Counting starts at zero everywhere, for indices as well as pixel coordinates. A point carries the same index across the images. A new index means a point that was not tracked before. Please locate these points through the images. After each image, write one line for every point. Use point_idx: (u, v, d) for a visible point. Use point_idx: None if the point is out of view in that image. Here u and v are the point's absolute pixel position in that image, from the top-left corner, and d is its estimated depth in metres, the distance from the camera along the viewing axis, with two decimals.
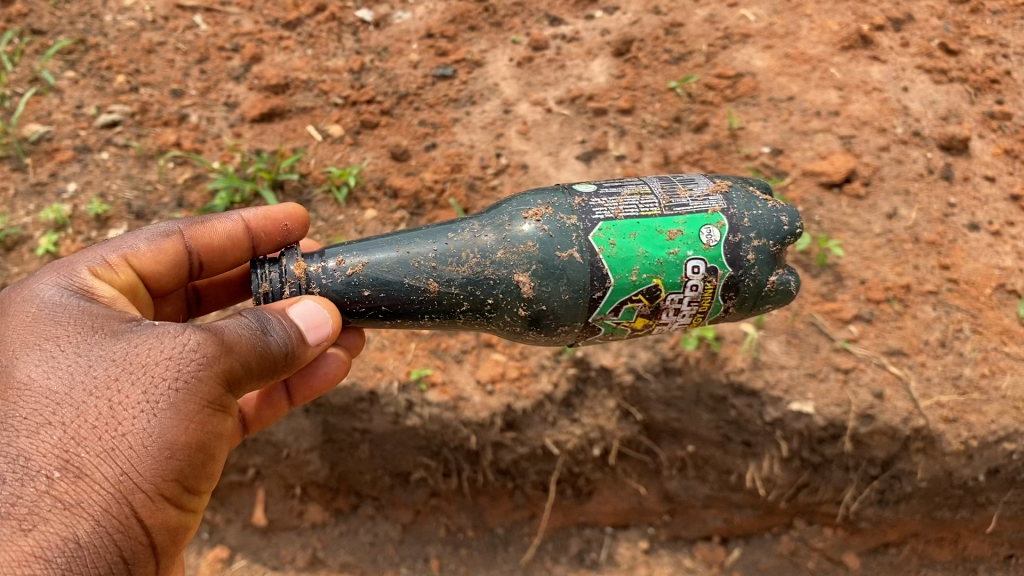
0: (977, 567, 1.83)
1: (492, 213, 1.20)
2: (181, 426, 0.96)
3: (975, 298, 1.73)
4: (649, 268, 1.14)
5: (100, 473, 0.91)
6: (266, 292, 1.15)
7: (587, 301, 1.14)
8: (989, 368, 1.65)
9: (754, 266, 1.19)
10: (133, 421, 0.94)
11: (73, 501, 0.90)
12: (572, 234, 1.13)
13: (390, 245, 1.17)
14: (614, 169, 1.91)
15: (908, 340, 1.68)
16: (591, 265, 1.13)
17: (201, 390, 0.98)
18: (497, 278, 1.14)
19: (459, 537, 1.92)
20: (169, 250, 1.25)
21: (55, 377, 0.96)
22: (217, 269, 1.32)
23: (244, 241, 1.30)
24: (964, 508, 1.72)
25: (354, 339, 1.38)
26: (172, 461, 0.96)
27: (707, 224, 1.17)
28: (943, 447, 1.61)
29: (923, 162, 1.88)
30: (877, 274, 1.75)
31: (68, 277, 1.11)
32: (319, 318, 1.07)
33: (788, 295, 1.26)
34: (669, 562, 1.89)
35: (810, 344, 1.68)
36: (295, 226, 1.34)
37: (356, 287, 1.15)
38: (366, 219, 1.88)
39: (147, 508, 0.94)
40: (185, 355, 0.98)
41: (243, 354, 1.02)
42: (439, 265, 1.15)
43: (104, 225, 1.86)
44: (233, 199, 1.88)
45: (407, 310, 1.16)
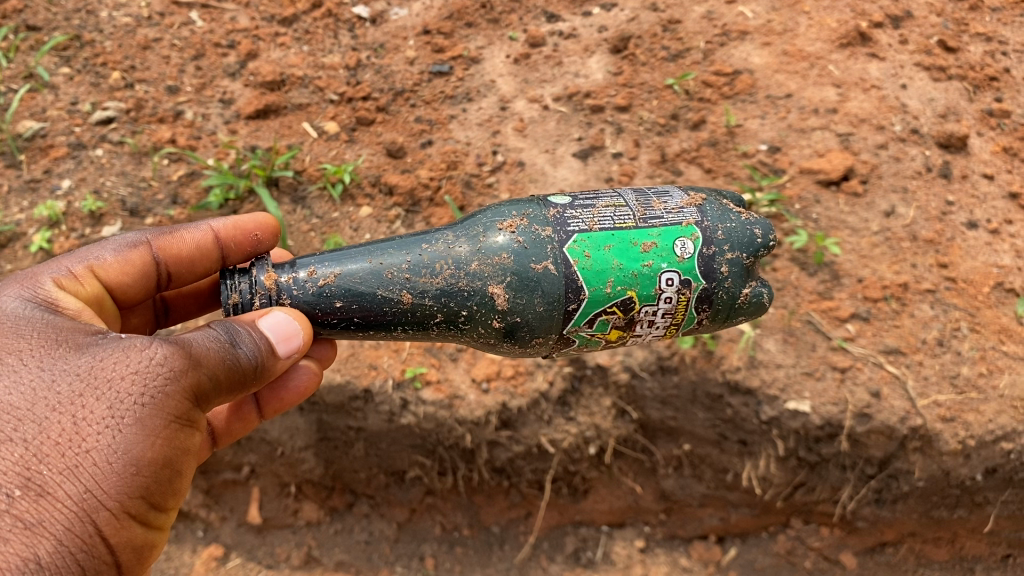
0: (974, 566, 1.83)
1: (467, 224, 1.19)
2: (147, 442, 0.96)
3: (973, 297, 1.72)
4: (623, 281, 1.14)
5: (63, 491, 0.91)
6: (235, 303, 1.13)
7: (561, 313, 1.14)
8: (987, 367, 1.64)
9: (728, 279, 1.20)
10: (97, 438, 0.93)
11: (35, 520, 0.89)
12: (547, 246, 1.13)
13: (363, 256, 1.16)
14: (611, 166, 1.90)
15: (906, 339, 1.67)
16: (566, 277, 1.12)
17: (168, 406, 0.97)
18: (471, 290, 1.13)
19: (454, 536, 1.91)
20: (137, 261, 1.24)
21: (16, 391, 0.95)
22: (186, 280, 1.30)
23: (213, 252, 1.29)
24: (961, 508, 1.71)
25: (326, 351, 1.34)
26: (138, 478, 0.95)
27: (681, 237, 1.17)
28: (940, 447, 1.60)
29: (921, 159, 1.87)
30: (874, 272, 1.74)
31: (32, 288, 1.09)
32: (290, 330, 1.07)
33: (760, 308, 1.27)
34: (665, 561, 1.88)
35: (806, 342, 1.68)
36: (265, 236, 1.33)
37: (328, 299, 1.13)
38: (362, 216, 1.87)
39: (111, 526, 0.94)
40: (152, 370, 0.97)
41: (211, 367, 1.02)
42: (413, 276, 1.14)
43: (98, 222, 1.85)
44: (227, 196, 1.87)
45: (380, 322, 1.15)
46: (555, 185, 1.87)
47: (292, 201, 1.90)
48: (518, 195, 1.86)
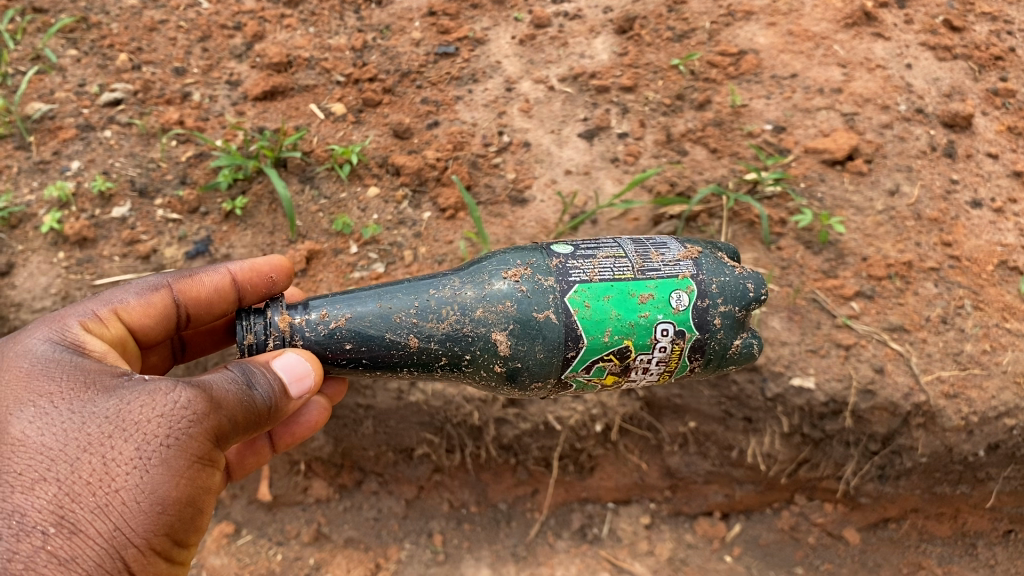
0: (976, 541, 1.85)
1: (472, 270, 1.28)
2: (172, 482, 1.04)
3: (977, 276, 1.73)
4: (620, 330, 1.22)
5: (94, 529, 0.98)
6: (251, 343, 1.21)
7: (560, 359, 1.22)
8: (991, 344, 1.66)
9: (720, 330, 1.28)
10: (125, 478, 1.01)
11: (68, 557, 0.96)
12: (549, 296, 1.21)
13: (372, 299, 1.24)
14: (616, 147, 1.92)
15: (910, 317, 1.68)
16: (566, 326, 1.20)
17: (191, 447, 1.05)
18: (475, 335, 1.21)
19: (462, 513, 1.93)
20: (158, 303, 1.34)
21: (50, 434, 1.03)
22: (203, 318, 1.41)
23: (230, 293, 1.40)
24: (964, 483, 1.74)
25: (336, 388, 1.49)
26: (163, 516, 1.03)
27: (677, 289, 1.25)
28: (944, 423, 1.63)
29: (926, 139, 1.88)
30: (878, 251, 1.74)
31: (60, 331, 1.19)
32: (301, 370, 1.14)
33: (750, 357, 1.37)
34: (671, 538, 1.90)
35: (811, 320, 1.69)
36: (279, 277, 1.44)
37: (338, 340, 1.21)
38: (370, 196, 1.88)
39: (138, 562, 1.01)
40: (177, 413, 1.05)
41: (230, 409, 1.10)
42: (420, 321, 1.22)
43: (107, 203, 1.86)
44: (236, 176, 1.86)
45: (386, 362, 1.24)
46: (560, 166, 1.91)
47: (300, 181, 1.90)
48: (524, 176, 1.89)
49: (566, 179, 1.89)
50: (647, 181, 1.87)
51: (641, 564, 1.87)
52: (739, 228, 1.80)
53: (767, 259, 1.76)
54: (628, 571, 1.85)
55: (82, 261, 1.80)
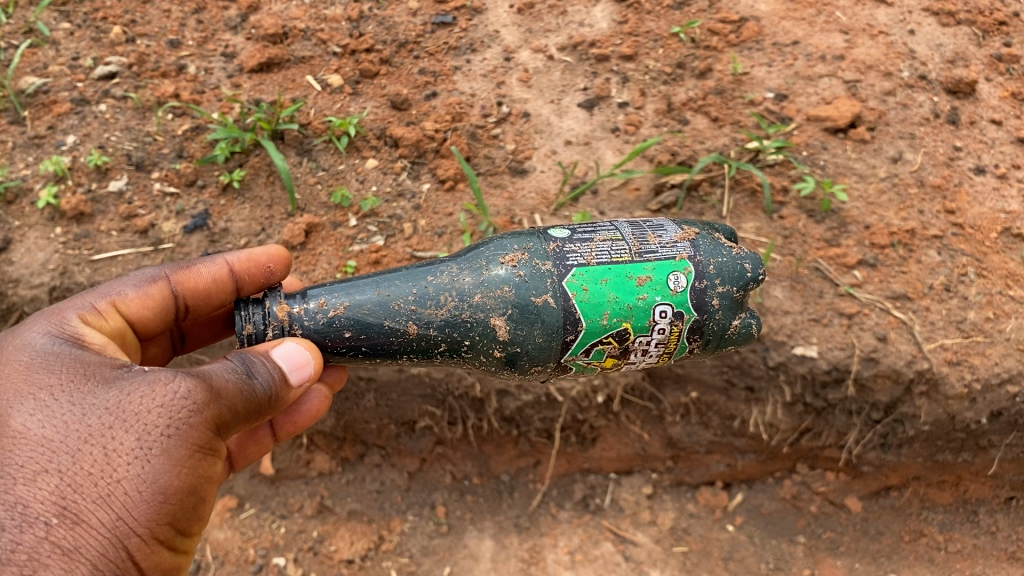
0: (977, 509, 1.86)
1: (470, 256, 1.27)
2: (174, 471, 1.04)
3: (980, 243, 1.72)
4: (619, 312, 1.22)
5: (97, 519, 0.99)
6: (250, 334, 1.20)
7: (560, 343, 1.22)
8: (994, 311, 1.65)
9: (718, 311, 1.28)
10: (127, 468, 1.02)
11: (71, 547, 0.97)
12: (547, 280, 1.21)
13: (370, 287, 1.24)
14: (617, 117, 1.90)
15: (913, 285, 1.67)
16: (565, 310, 1.20)
17: (192, 437, 1.05)
18: (474, 321, 1.20)
19: (464, 484, 1.94)
20: (156, 295, 1.32)
21: (50, 425, 1.03)
22: (202, 311, 1.39)
23: (228, 283, 1.38)
24: (966, 451, 1.74)
25: (337, 375, 1.47)
26: (165, 506, 1.03)
27: (674, 271, 1.26)
28: (946, 390, 1.63)
29: (929, 106, 1.87)
30: (881, 219, 1.73)
31: (59, 325, 1.17)
32: (300, 359, 1.13)
33: (749, 337, 1.37)
34: (672, 508, 1.90)
35: (813, 289, 1.68)
36: (277, 267, 1.42)
37: (337, 329, 1.20)
38: (368, 168, 1.86)
39: (142, 551, 1.02)
40: (177, 403, 1.05)
41: (230, 399, 1.09)
42: (419, 308, 1.21)
43: (104, 176, 1.84)
44: (233, 149, 1.85)
45: (386, 350, 1.23)
46: (560, 136, 1.89)
47: (298, 153, 1.87)
48: (524, 147, 1.87)
49: (566, 149, 1.87)
50: (648, 151, 1.85)
51: (643, 534, 1.87)
52: (741, 197, 1.79)
53: (770, 228, 1.75)
54: (630, 541, 1.86)
55: (80, 236, 1.78)
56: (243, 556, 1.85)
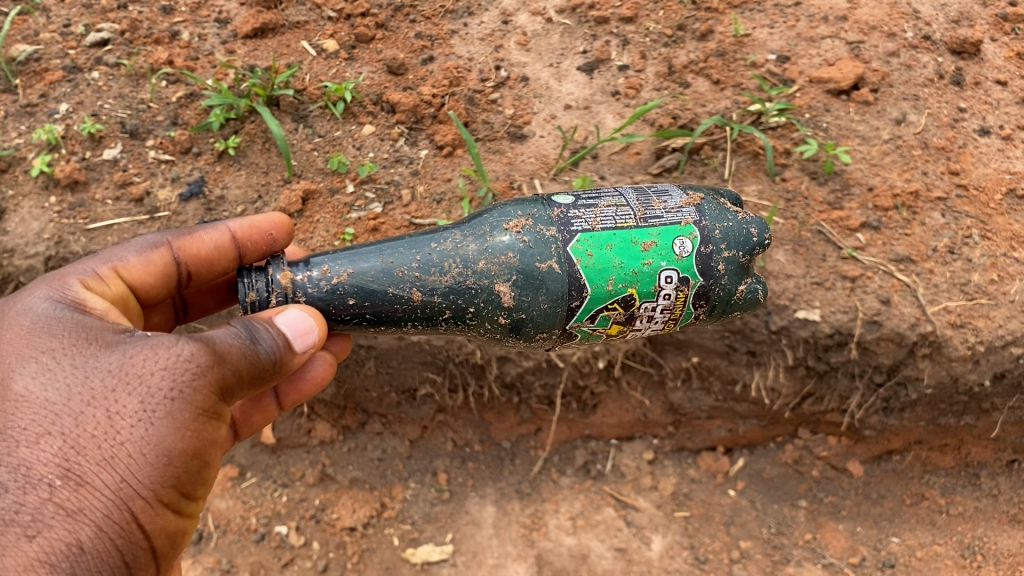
0: (979, 472, 1.86)
1: (474, 223, 1.26)
2: (178, 434, 1.02)
3: (985, 205, 1.71)
4: (624, 278, 1.22)
5: (101, 481, 0.98)
6: (253, 301, 1.19)
7: (565, 310, 1.22)
8: (998, 274, 1.64)
9: (724, 277, 1.28)
10: (130, 431, 1.00)
11: (75, 509, 0.96)
12: (552, 246, 1.21)
13: (374, 255, 1.22)
14: (617, 80, 1.88)
15: (916, 247, 1.66)
16: (569, 276, 1.20)
17: (195, 400, 1.03)
18: (479, 288, 1.19)
19: (466, 452, 1.94)
20: (159, 261, 1.31)
21: (53, 388, 1.01)
22: (204, 278, 1.38)
23: (230, 250, 1.36)
24: (968, 414, 1.74)
25: (342, 344, 1.44)
26: (169, 468, 1.02)
27: (679, 237, 1.25)
28: (950, 353, 1.62)
29: (933, 67, 1.85)
30: (885, 181, 1.71)
31: (60, 290, 1.15)
32: (305, 325, 1.12)
33: (755, 303, 1.37)
34: (674, 473, 1.91)
35: (816, 253, 1.66)
36: (279, 234, 1.39)
37: (341, 296, 1.19)
38: (365, 134, 1.83)
39: (146, 513, 1.01)
40: (180, 366, 1.03)
41: (234, 363, 1.07)
42: (423, 275, 1.20)
43: (98, 145, 1.82)
44: (228, 115, 1.82)
45: (390, 318, 1.21)
46: (560, 100, 1.87)
47: (294, 119, 1.84)
48: (523, 112, 1.85)
49: (566, 114, 1.85)
50: (649, 115, 1.83)
51: (645, 499, 1.87)
52: (743, 160, 1.77)
53: (772, 190, 1.73)
54: (632, 506, 1.86)
55: (75, 205, 1.77)
56: (245, 525, 1.86)
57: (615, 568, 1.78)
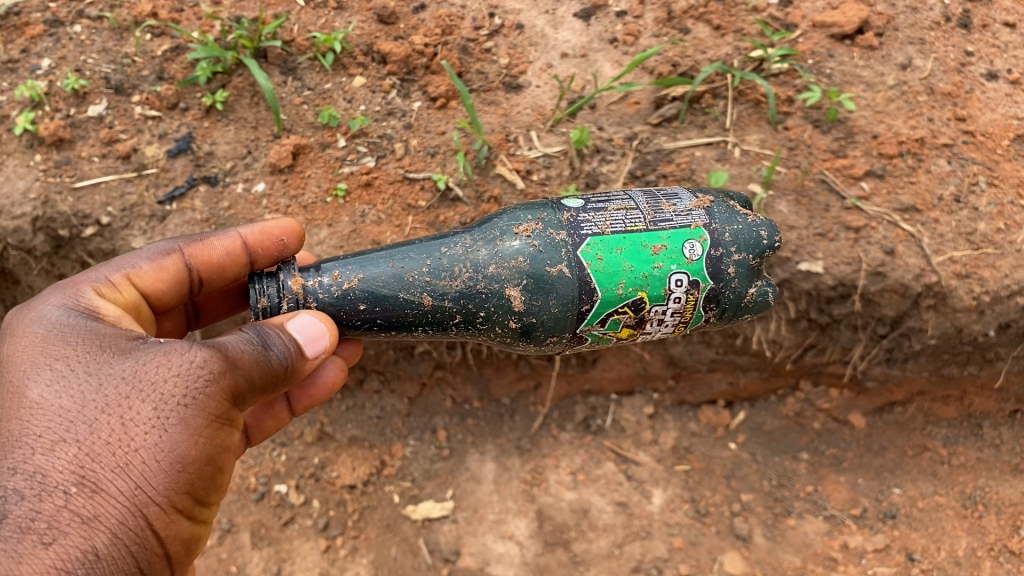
0: (982, 422, 1.85)
1: (484, 227, 1.25)
2: (191, 441, 1.02)
3: (992, 151, 1.67)
4: (634, 282, 1.21)
5: (115, 488, 0.97)
6: (264, 307, 1.17)
7: (575, 313, 1.20)
8: (1005, 222, 1.60)
9: (734, 279, 1.26)
10: (144, 437, 0.99)
11: (91, 515, 0.95)
12: (561, 250, 1.19)
13: (385, 260, 1.21)
14: (615, 27, 1.83)
15: (921, 196, 1.62)
16: (580, 280, 1.19)
17: (209, 406, 1.04)
18: (489, 292, 1.18)
19: (465, 409, 1.92)
20: (171, 268, 1.28)
21: (67, 396, 1.01)
22: (217, 284, 1.35)
23: (242, 257, 1.33)
24: (972, 365, 1.72)
25: (353, 349, 1.47)
26: (183, 475, 1.01)
27: (690, 239, 1.24)
28: (954, 304, 1.59)
29: (940, 10, 1.80)
30: (889, 129, 1.67)
31: (74, 298, 1.14)
32: (316, 331, 1.12)
33: (765, 305, 1.35)
34: (675, 427, 1.90)
35: (819, 203, 1.63)
36: (290, 240, 1.36)
37: (352, 302, 1.18)
38: (355, 86, 1.78)
39: (160, 520, 1.00)
40: (193, 372, 1.03)
41: (246, 368, 1.08)
42: (434, 280, 1.19)
43: (82, 101, 1.76)
44: (215, 69, 1.77)
45: (401, 323, 1.20)
46: (556, 49, 1.81)
47: (282, 72, 1.79)
48: (519, 61, 1.80)
49: (562, 62, 1.80)
50: (647, 63, 1.78)
51: (645, 454, 1.87)
52: (744, 108, 1.72)
53: (773, 139, 1.69)
54: (632, 460, 1.86)
55: (60, 163, 1.72)
56: (244, 484, 1.86)
57: (616, 522, 1.79)
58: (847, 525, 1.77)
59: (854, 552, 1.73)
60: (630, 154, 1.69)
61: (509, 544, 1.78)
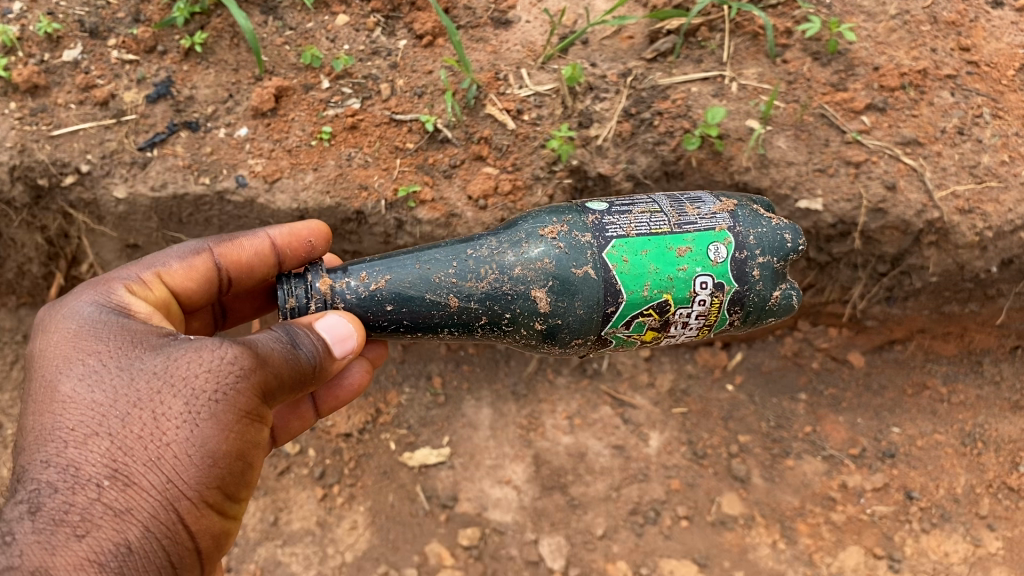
0: (982, 359, 1.81)
1: (509, 231, 1.27)
2: (222, 435, 1.01)
3: (996, 82, 1.62)
4: (660, 284, 1.21)
5: (147, 482, 0.96)
6: (292, 307, 1.17)
7: (600, 315, 1.21)
8: (1010, 155, 1.56)
9: (759, 282, 1.26)
10: (176, 432, 0.99)
11: (123, 508, 0.95)
12: (587, 252, 1.20)
13: (411, 261, 1.22)
14: None
15: (923, 129, 1.57)
16: (605, 281, 1.19)
17: (239, 402, 1.02)
18: (515, 293, 1.20)
19: (460, 355, 1.87)
20: (201, 267, 1.30)
21: (99, 390, 1.01)
22: (246, 283, 1.37)
23: (271, 258, 1.34)
24: (972, 302, 1.70)
25: (378, 351, 1.45)
26: (214, 469, 1.00)
27: (714, 242, 1.24)
28: (956, 240, 1.56)
29: None
30: (891, 60, 1.61)
31: (107, 294, 1.15)
32: (344, 331, 1.11)
33: (789, 310, 1.33)
34: (671, 369, 1.87)
35: (818, 138, 1.59)
36: (318, 242, 1.38)
37: (379, 302, 1.18)
38: (338, 25, 1.71)
39: (191, 514, 0.99)
40: (224, 368, 1.02)
41: (276, 366, 1.06)
42: (460, 281, 1.20)
43: (57, 46, 1.69)
44: (193, 10, 1.69)
45: (426, 324, 1.21)
46: None
47: (262, 12, 1.71)
48: None
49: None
50: None
51: (642, 397, 1.85)
52: (742, 41, 1.66)
53: (772, 73, 1.63)
54: (629, 404, 1.85)
55: (36, 111, 1.66)
56: None
57: (613, 465, 1.79)
58: (846, 465, 1.76)
59: (852, 491, 1.73)
60: (624, 91, 1.63)
61: (507, 489, 1.77)
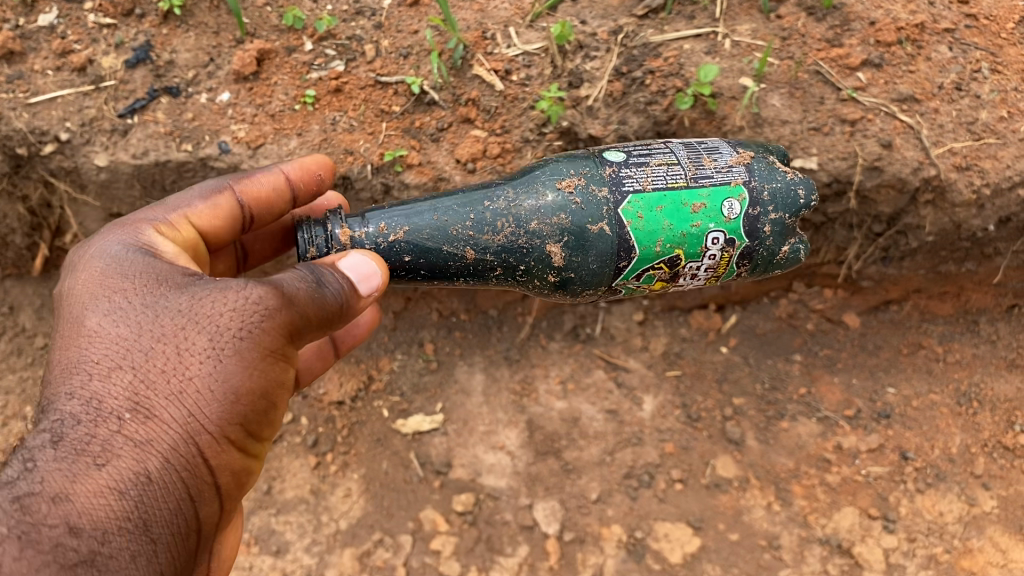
0: (978, 319, 1.81)
1: (526, 180, 1.25)
2: (245, 373, 1.02)
3: (995, 35, 1.58)
4: (672, 240, 1.21)
5: (168, 414, 0.98)
6: (314, 257, 1.16)
7: (612, 270, 1.22)
8: (1008, 110, 1.53)
9: (769, 237, 1.26)
10: (199, 367, 1.00)
11: (143, 440, 0.97)
12: (603, 207, 1.19)
13: (429, 212, 1.21)
14: None
15: (920, 85, 1.54)
16: (620, 238, 1.19)
17: (264, 340, 1.03)
18: (531, 247, 1.20)
19: (452, 321, 1.85)
20: (225, 206, 1.27)
21: (123, 325, 1.02)
22: (267, 220, 1.34)
23: (286, 193, 1.34)
24: (970, 260, 1.69)
25: None
26: (236, 406, 1.02)
27: (729, 198, 1.23)
28: (954, 198, 1.54)
29: None
30: (887, 14, 1.58)
31: (134, 235, 1.14)
32: (368, 270, 1.11)
33: (796, 261, 1.33)
34: (665, 332, 1.86)
35: (813, 96, 1.55)
36: (327, 174, 1.38)
37: (397, 254, 1.18)
38: None
39: (212, 449, 1.01)
40: (248, 307, 1.03)
41: (302, 305, 1.05)
42: (476, 234, 1.20)
43: (31, 10, 1.64)
44: None
45: (443, 274, 1.22)
46: None
47: None
48: None
49: None
50: None
51: (635, 360, 1.84)
52: None
53: (766, 29, 1.59)
54: (623, 367, 1.84)
55: (11, 77, 1.61)
56: None
57: (607, 430, 1.77)
58: (841, 426, 1.75)
59: (848, 453, 1.72)
60: (615, 50, 1.60)
61: (501, 455, 1.76)
